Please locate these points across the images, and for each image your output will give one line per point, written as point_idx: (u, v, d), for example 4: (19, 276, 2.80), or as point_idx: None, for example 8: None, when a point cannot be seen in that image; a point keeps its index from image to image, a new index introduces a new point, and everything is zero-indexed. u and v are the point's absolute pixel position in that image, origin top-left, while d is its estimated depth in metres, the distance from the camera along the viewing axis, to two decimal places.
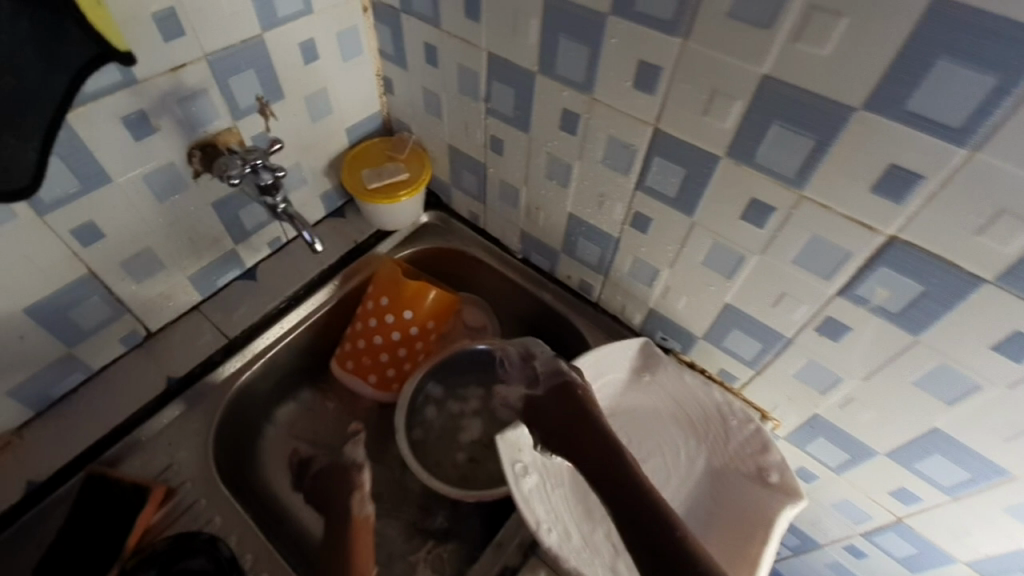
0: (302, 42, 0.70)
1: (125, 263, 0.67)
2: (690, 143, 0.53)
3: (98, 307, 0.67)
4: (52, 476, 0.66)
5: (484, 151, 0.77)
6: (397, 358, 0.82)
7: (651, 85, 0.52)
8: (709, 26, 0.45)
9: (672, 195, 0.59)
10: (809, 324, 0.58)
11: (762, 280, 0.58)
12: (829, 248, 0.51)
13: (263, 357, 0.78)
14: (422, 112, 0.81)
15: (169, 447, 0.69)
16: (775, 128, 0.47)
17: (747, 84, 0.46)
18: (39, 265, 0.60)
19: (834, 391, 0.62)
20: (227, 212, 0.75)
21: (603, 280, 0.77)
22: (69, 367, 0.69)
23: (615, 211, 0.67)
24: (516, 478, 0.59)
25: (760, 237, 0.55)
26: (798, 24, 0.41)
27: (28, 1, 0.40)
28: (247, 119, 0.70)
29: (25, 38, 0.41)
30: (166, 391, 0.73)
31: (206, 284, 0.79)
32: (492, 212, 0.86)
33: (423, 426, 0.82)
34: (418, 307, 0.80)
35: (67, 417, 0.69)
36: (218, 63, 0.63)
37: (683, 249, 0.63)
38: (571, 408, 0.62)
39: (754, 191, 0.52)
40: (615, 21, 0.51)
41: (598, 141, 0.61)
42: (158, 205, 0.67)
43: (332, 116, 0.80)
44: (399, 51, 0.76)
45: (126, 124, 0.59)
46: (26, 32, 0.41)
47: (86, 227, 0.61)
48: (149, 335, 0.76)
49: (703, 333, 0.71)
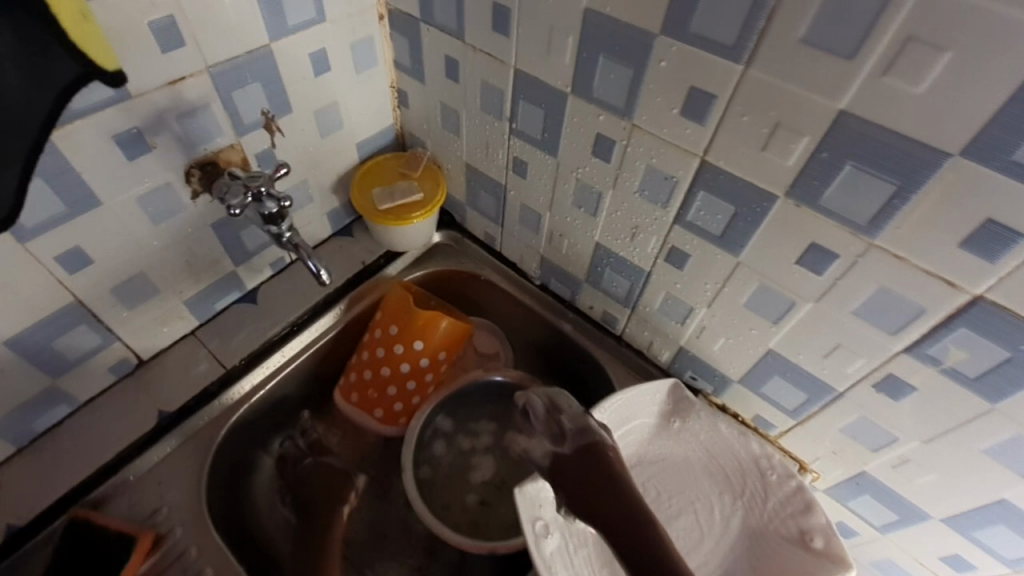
0: (313, 53, 0.65)
1: (116, 289, 0.62)
2: (743, 179, 0.48)
3: (86, 336, 0.62)
4: (31, 520, 0.60)
5: (506, 172, 0.72)
6: (405, 391, 0.76)
7: (703, 114, 0.47)
8: (778, 55, 0.40)
9: (716, 233, 0.54)
10: (864, 380, 0.52)
11: (814, 329, 0.53)
12: (899, 303, 0.45)
13: (262, 388, 0.72)
14: (439, 128, 0.76)
15: (158, 488, 0.64)
16: (849, 169, 0.41)
17: (818, 120, 0.41)
18: (20, 294, 0.54)
19: (887, 451, 0.56)
20: (227, 233, 0.69)
21: (629, 313, 0.72)
22: (53, 400, 0.64)
23: (649, 244, 0.61)
24: (536, 539, 0.54)
25: (817, 285, 0.49)
26: (889, 56, 0.35)
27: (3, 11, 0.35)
28: (251, 135, 0.65)
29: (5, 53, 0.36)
30: (157, 426, 0.67)
31: (204, 308, 0.74)
32: (509, 235, 0.80)
33: (431, 463, 0.77)
34: (429, 337, 0.74)
35: (50, 453, 0.64)
36: (222, 76, 0.58)
37: (723, 289, 0.57)
38: (600, 471, 0.55)
39: (816, 236, 0.46)
40: (665, 43, 0.45)
41: (635, 170, 0.56)
42: (152, 227, 0.62)
43: (342, 131, 0.75)
44: (416, 63, 0.71)
45: (118, 143, 0.54)
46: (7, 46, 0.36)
47: (73, 252, 0.56)
48: (141, 362, 0.71)
49: (739, 377, 0.64)
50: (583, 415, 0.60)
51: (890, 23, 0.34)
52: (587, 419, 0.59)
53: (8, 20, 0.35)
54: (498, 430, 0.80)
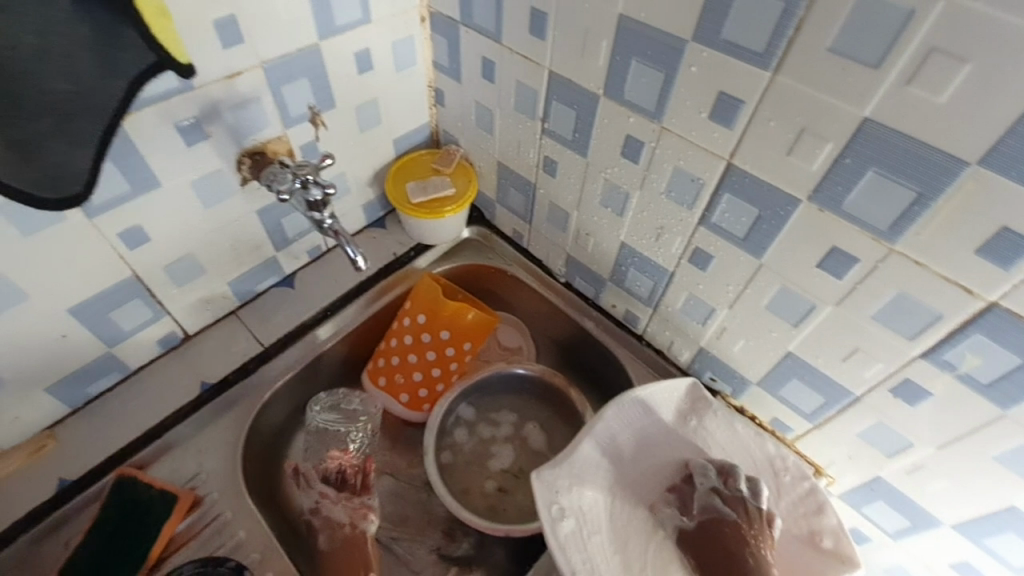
0: (358, 52, 0.68)
1: (169, 267, 0.67)
2: (767, 182, 0.49)
3: (140, 309, 0.67)
4: (83, 475, 0.65)
5: (536, 171, 0.74)
6: (431, 377, 0.79)
7: (731, 117, 0.49)
8: (804, 63, 0.41)
9: (740, 235, 0.55)
10: (881, 385, 0.53)
11: (834, 333, 0.53)
12: (917, 308, 0.46)
13: (297, 367, 0.76)
14: (473, 126, 0.79)
15: (198, 455, 0.68)
16: (871, 175, 0.42)
17: (842, 126, 0.42)
18: (85, 267, 0.59)
19: (902, 457, 0.56)
20: (270, 219, 0.74)
21: (651, 313, 0.73)
22: (107, 367, 0.68)
23: (673, 245, 0.63)
24: (552, 522, 0.57)
25: (838, 288, 0.50)
26: (913, 66, 0.37)
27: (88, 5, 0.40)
28: (298, 128, 0.69)
29: (83, 44, 0.41)
30: (198, 397, 0.71)
31: (245, 290, 0.78)
32: (537, 232, 0.83)
33: (452, 449, 0.80)
34: (455, 326, 0.78)
35: (102, 416, 0.69)
36: (274, 71, 0.62)
37: (745, 290, 0.59)
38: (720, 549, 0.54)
39: (837, 240, 0.48)
40: (696, 48, 0.47)
41: (663, 172, 0.57)
42: (204, 210, 0.66)
43: (381, 126, 0.78)
44: (455, 63, 0.74)
45: (178, 130, 0.58)
46: (82, 36, 0.41)
47: (133, 230, 0.61)
48: (186, 337, 0.75)
49: (758, 379, 0.65)
50: (711, 490, 0.58)
51: (913, 35, 0.36)
52: (712, 499, 0.57)
53: (87, 15, 0.40)
54: (519, 422, 0.82)
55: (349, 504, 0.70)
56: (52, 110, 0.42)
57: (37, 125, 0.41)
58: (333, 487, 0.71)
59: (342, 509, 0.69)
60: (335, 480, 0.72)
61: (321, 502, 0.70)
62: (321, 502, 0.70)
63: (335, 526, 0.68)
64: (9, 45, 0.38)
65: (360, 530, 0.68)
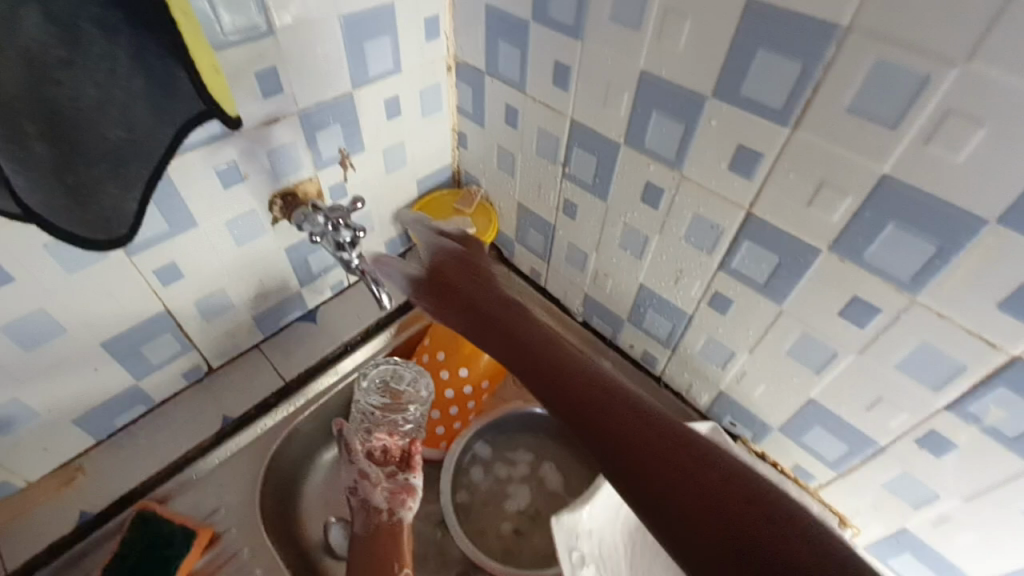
0: (387, 99, 0.72)
1: (199, 302, 0.69)
2: (788, 232, 0.50)
3: (168, 343, 0.69)
4: (106, 507, 0.66)
5: (556, 213, 0.76)
6: (448, 415, 0.79)
7: (750, 169, 0.50)
8: (823, 121, 0.43)
9: (760, 282, 0.56)
10: (907, 435, 0.53)
11: (856, 381, 0.53)
12: (941, 359, 0.46)
13: (317, 402, 0.77)
14: (495, 169, 0.82)
15: (218, 489, 0.69)
16: (891, 229, 0.43)
17: (862, 181, 0.43)
18: (121, 302, 0.61)
19: (927, 508, 0.56)
20: (298, 256, 0.76)
21: (669, 354, 0.73)
22: (133, 399, 0.70)
23: (692, 288, 0.63)
24: (574, 569, 0.55)
25: (860, 337, 0.50)
26: (930, 127, 0.38)
27: (143, 59, 0.42)
28: (327, 170, 0.72)
29: (138, 95, 0.43)
30: (220, 431, 0.72)
31: (269, 324, 0.80)
32: (556, 271, 0.84)
33: (468, 489, 0.79)
34: (474, 365, 0.78)
35: (126, 448, 0.70)
36: (309, 118, 0.65)
37: (765, 336, 0.59)
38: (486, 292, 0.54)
39: (859, 289, 0.48)
40: (716, 103, 0.49)
41: (682, 217, 0.59)
42: (236, 247, 0.68)
43: (406, 168, 0.81)
44: (479, 110, 0.77)
45: (217, 173, 0.61)
46: (139, 89, 0.43)
47: (169, 267, 0.63)
48: (210, 371, 0.77)
49: (779, 425, 0.64)
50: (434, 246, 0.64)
51: (930, 99, 0.37)
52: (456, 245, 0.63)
53: (142, 69, 0.43)
54: (536, 462, 0.82)
55: (388, 488, 0.69)
56: (106, 157, 0.44)
57: (92, 172, 0.43)
58: (374, 468, 0.71)
59: (380, 493, 0.68)
60: (378, 460, 0.72)
61: (360, 483, 0.68)
62: (359, 482, 0.69)
63: (371, 511, 0.67)
64: (72, 97, 0.40)
65: (396, 517, 0.67)
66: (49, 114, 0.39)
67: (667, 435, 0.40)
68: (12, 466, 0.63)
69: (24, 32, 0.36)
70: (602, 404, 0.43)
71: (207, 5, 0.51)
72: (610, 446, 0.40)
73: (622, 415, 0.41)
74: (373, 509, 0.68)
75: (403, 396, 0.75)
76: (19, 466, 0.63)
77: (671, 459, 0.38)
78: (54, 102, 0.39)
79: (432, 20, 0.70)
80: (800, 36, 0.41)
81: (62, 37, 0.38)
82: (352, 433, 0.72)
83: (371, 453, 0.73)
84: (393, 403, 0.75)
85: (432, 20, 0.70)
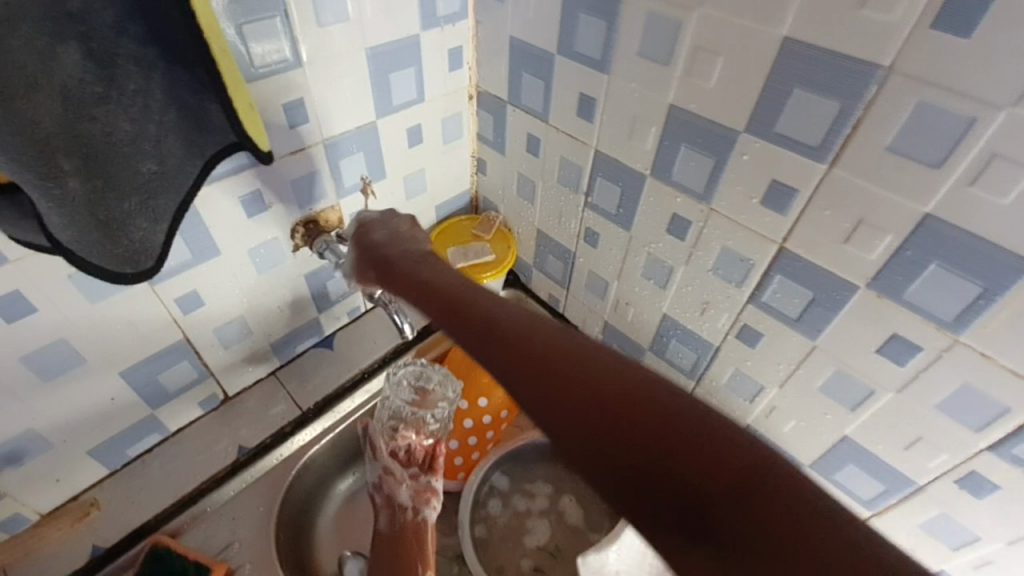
0: (410, 128, 0.72)
1: (218, 330, 0.68)
2: (823, 268, 0.50)
3: (186, 371, 0.68)
4: (119, 541, 0.64)
5: (577, 241, 0.75)
6: (466, 445, 0.78)
7: (784, 205, 0.49)
8: (862, 158, 0.43)
9: (793, 316, 0.55)
10: (947, 475, 0.52)
11: (895, 419, 0.53)
12: (985, 401, 0.45)
13: (332, 432, 0.76)
14: (514, 196, 0.81)
15: (232, 523, 0.68)
16: (934, 268, 0.43)
17: (903, 221, 0.43)
18: (141, 331, 0.61)
19: (968, 550, 0.55)
20: (317, 283, 0.76)
21: (693, 385, 0.72)
22: (148, 429, 0.69)
23: (719, 320, 0.62)
24: None
25: (900, 376, 0.50)
26: (976, 169, 0.37)
27: (175, 93, 0.42)
28: (349, 198, 0.71)
29: (169, 128, 0.43)
30: (236, 461, 0.71)
31: (286, 350, 0.79)
32: (575, 298, 0.83)
33: (486, 522, 0.77)
34: (492, 395, 0.77)
35: (139, 479, 0.69)
36: (333, 147, 0.65)
37: (797, 370, 0.58)
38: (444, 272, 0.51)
39: (898, 326, 0.47)
40: (749, 139, 0.49)
41: (710, 250, 0.58)
42: (257, 275, 0.68)
43: (425, 194, 0.81)
44: (500, 138, 0.77)
45: (241, 202, 0.61)
46: (171, 122, 0.42)
47: (190, 296, 0.63)
48: (225, 399, 0.76)
49: (811, 462, 0.64)
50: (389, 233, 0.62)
51: (975, 142, 0.37)
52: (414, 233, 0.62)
53: (174, 103, 0.42)
54: (554, 495, 0.80)
55: (412, 487, 0.69)
56: (137, 190, 0.42)
57: (123, 205, 0.42)
58: (401, 466, 0.70)
59: (405, 492, 0.68)
60: (403, 459, 0.70)
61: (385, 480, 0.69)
62: (385, 479, 0.69)
63: (397, 508, 0.68)
64: (107, 132, 0.38)
65: (420, 517, 0.67)
66: (84, 150, 0.38)
67: (625, 386, 0.34)
68: (25, 499, 0.61)
69: (62, 70, 0.35)
70: (551, 361, 0.37)
71: (240, 39, 0.51)
72: (559, 408, 0.35)
73: (573, 370, 0.36)
74: (399, 506, 0.68)
75: (432, 395, 0.74)
76: (32, 498, 0.62)
77: (627, 411, 0.33)
78: (89, 138, 0.38)
79: (456, 51, 0.70)
80: (839, 76, 0.41)
81: (101, 75, 0.37)
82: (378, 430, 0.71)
83: (397, 452, 0.70)
84: (421, 402, 0.73)
85: (455, 51, 0.70)
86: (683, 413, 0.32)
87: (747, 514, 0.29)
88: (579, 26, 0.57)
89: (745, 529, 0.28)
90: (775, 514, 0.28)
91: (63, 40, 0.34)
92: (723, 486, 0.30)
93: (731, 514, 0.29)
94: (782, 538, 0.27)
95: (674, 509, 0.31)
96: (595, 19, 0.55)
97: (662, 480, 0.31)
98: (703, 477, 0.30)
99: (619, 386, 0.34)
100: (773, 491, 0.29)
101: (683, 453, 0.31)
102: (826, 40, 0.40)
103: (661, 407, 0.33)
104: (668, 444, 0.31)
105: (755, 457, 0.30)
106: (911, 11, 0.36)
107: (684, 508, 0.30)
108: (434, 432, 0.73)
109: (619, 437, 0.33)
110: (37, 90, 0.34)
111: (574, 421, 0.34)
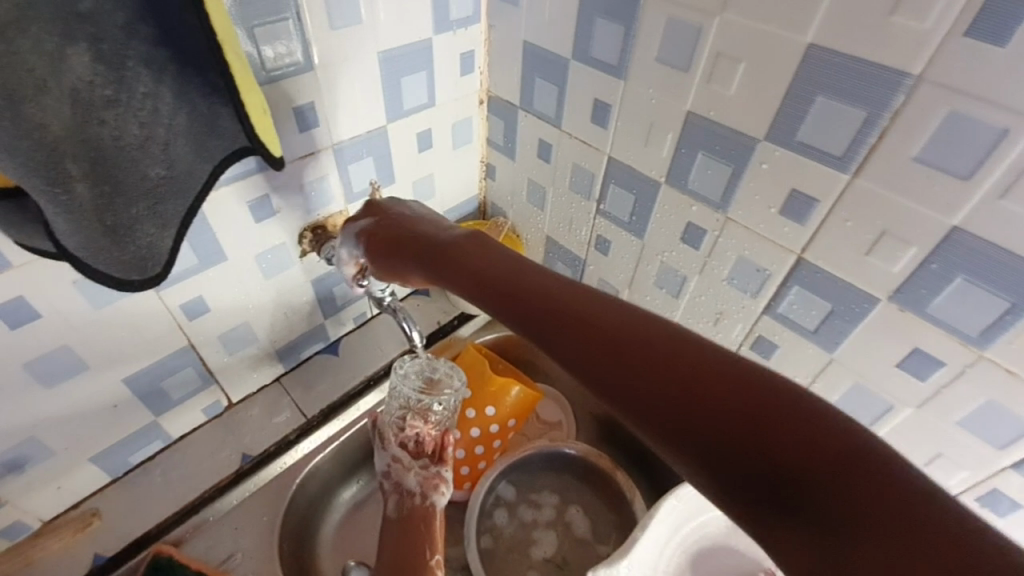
0: (420, 132, 0.71)
1: (223, 336, 0.67)
2: (843, 280, 0.49)
3: (191, 377, 0.67)
4: (121, 550, 0.63)
5: (587, 248, 0.74)
6: (473, 455, 0.77)
7: (803, 215, 0.49)
8: (886, 169, 0.42)
9: (811, 328, 0.54)
10: (968, 492, 0.51)
11: (915, 435, 0.52)
12: (1010, 418, 0.44)
13: (337, 440, 0.75)
14: (524, 202, 0.81)
15: (235, 532, 0.66)
16: (960, 282, 0.42)
17: (928, 234, 0.42)
18: (146, 337, 0.60)
19: None
20: (323, 288, 0.75)
21: None
22: (151, 435, 0.68)
23: (733, 331, 0.61)
24: None
25: (922, 392, 0.49)
26: (1007, 181, 0.37)
27: (187, 97, 0.41)
28: (357, 203, 0.71)
29: (180, 131, 0.41)
30: (240, 468, 0.70)
31: (291, 356, 0.78)
32: None
33: (492, 533, 0.76)
34: (500, 404, 0.75)
35: (141, 486, 0.67)
36: (343, 151, 0.64)
37: (813, 383, 0.57)
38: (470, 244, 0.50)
39: (920, 341, 0.47)
40: (768, 148, 0.48)
41: (725, 259, 0.57)
42: (264, 280, 0.67)
43: (433, 200, 0.80)
44: (510, 143, 0.76)
45: (250, 207, 0.60)
46: (183, 126, 0.41)
47: (196, 302, 0.62)
48: (228, 405, 0.75)
49: None
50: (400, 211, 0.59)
51: (1007, 154, 0.36)
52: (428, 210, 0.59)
53: (186, 106, 0.41)
54: (562, 507, 0.78)
55: (420, 474, 0.68)
56: (145, 195, 0.41)
57: (131, 211, 0.41)
58: (409, 455, 0.69)
59: (412, 478, 0.67)
60: (412, 448, 0.69)
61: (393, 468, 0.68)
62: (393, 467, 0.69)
63: (405, 494, 0.68)
64: (116, 135, 0.37)
65: (428, 502, 0.67)
66: (92, 154, 0.37)
67: (696, 358, 0.31)
68: (25, 506, 0.60)
69: (72, 72, 0.34)
70: (616, 338, 0.34)
71: (253, 41, 0.50)
72: (617, 380, 0.33)
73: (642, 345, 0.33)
74: (407, 492, 0.68)
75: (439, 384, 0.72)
76: (32, 505, 0.61)
77: (706, 391, 0.29)
78: (97, 142, 0.37)
79: (468, 56, 0.69)
80: (865, 84, 0.40)
81: (111, 78, 0.36)
82: (388, 422, 0.71)
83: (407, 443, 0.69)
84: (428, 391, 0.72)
85: (468, 55, 0.69)
86: (744, 372, 0.30)
87: (848, 492, 0.25)
88: (595, 31, 0.56)
89: (841, 508, 0.25)
90: (870, 494, 0.24)
91: (74, 42, 0.33)
92: (815, 465, 0.26)
93: (819, 494, 0.26)
94: (879, 521, 0.24)
95: (763, 493, 0.27)
96: (612, 24, 0.54)
97: (741, 456, 0.28)
98: (799, 456, 0.26)
99: (695, 361, 0.31)
100: (865, 476, 0.25)
101: (765, 431, 0.27)
102: (853, 47, 0.39)
103: (749, 381, 0.29)
104: (746, 419, 0.28)
105: (848, 436, 0.26)
106: (943, 19, 0.35)
107: (768, 486, 0.27)
108: (441, 421, 0.71)
109: (702, 417, 0.29)
110: (47, 93, 0.33)
111: (648, 399, 0.31)
